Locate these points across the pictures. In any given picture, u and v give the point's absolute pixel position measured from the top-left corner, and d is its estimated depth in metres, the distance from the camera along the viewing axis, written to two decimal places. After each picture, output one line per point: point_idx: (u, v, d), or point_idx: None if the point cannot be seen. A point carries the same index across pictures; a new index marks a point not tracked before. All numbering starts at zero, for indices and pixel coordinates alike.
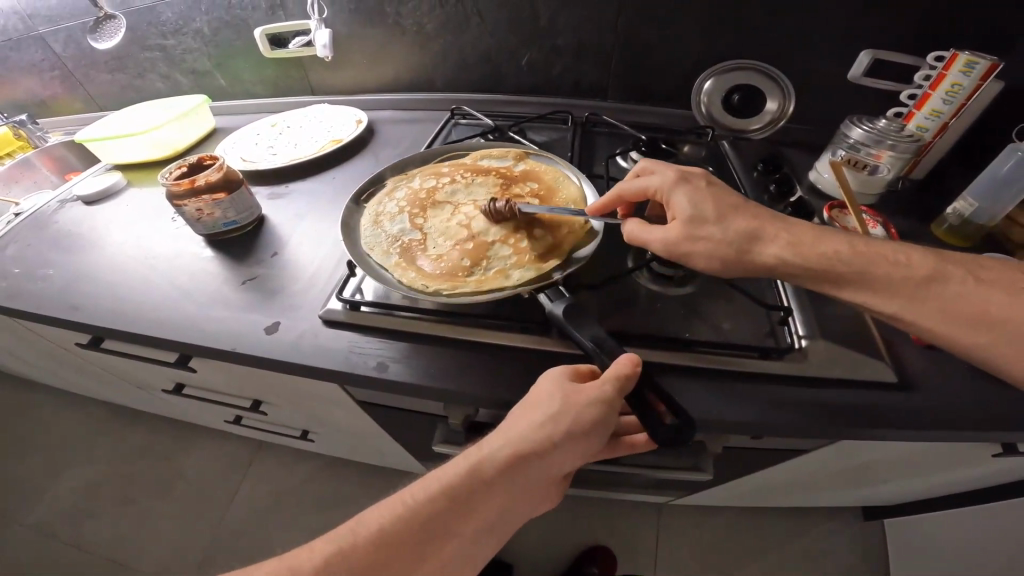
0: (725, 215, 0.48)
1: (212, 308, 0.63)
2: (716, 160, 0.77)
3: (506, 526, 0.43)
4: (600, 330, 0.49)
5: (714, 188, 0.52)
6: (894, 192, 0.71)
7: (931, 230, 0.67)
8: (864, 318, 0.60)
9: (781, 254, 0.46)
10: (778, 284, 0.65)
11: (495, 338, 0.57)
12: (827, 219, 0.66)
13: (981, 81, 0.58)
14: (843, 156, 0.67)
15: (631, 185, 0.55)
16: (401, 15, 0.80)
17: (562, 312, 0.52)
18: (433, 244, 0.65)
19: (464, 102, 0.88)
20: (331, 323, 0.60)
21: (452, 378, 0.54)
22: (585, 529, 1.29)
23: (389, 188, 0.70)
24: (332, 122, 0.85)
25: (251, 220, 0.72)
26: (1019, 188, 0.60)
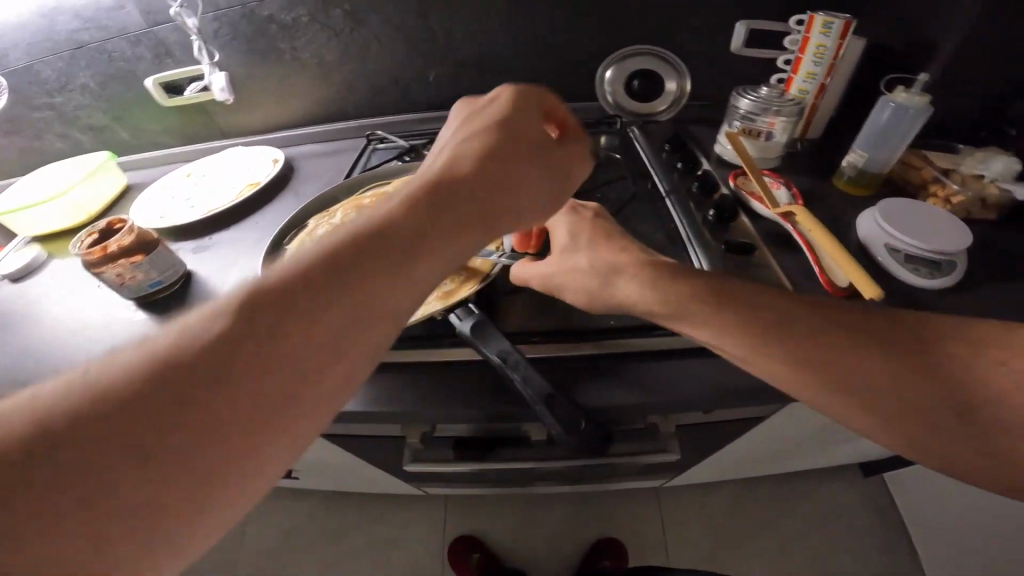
0: (597, 244, 0.48)
1: None
2: (625, 147, 0.80)
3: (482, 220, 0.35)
4: (505, 344, 0.52)
5: (597, 223, 0.52)
6: (793, 154, 0.78)
7: (833, 183, 0.73)
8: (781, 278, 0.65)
9: (640, 291, 0.46)
10: (687, 250, 0.66)
11: (426, 357, 0.59)
12: (733, 187, 0.74)
13: (842, 39, 0.63)
14: (739, 127, 0.74)
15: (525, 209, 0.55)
16: (294, 50, 0.81)
17: (469, 329, 0.53)
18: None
19: (377, 123, 0.88)
20: None
21: (396, 399, 0.57)
22: (586, 525, 1.29)
23: (308, 228, 0.66)
24: (249, 166, 0.85)
25: (177, 278, 0.71)
26: (899, 138, 0.65)
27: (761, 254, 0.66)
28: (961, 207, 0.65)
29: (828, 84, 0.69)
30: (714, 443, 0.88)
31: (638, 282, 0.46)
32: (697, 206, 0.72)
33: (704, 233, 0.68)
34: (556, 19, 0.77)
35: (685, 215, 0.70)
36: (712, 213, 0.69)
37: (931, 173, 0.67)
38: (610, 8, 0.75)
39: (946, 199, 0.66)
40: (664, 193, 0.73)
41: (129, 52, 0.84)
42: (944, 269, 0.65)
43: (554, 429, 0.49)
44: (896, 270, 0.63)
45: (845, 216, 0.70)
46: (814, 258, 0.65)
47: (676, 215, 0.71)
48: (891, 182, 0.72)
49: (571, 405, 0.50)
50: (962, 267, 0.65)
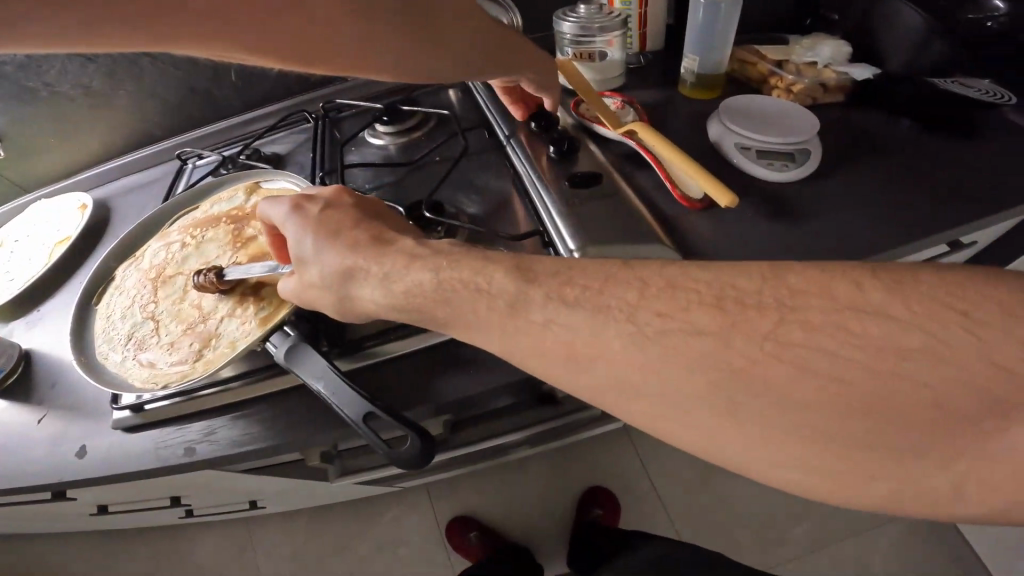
0: (325, 246, 0.42)
1: (27, 453, 0.59)
2: (464, 103, 0.76)
3: (410, 67, 0.49)
4: (323, 367, 0.47)
5: (327, 213, 0.45)
6: (640, 68, 0.74)
7: (680, 91, 0.70)
8: (644, 211, 0.58)
9: (375, 298, 0.40)
10: (532, 197, 0.61)
11: (272, 387, 0.55)
12: (577, 116, 0.69)
13: None
14: (572, 53, 0.69)
15: (263, 218, 0.49)
16: (57, 83, 0.73)
17: (284, 357, 0.49)
18: (166, 333, 0.56)
19: (193, 138, 0.80)
20: (134, 429, 0.57)
21: (264, 435, 0.53)
22: (569, 481, 1.27)
23: (118, 282, 0.59)
24: (56, 221, 0.77)
25: (16, 361, 0.66)
26: (721, 33, 0.63)
27: (611, 179, 0.61)
28: (804, 92, 0.64)
29: None
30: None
31: (371, 285, 0.39)
32: (539, 147, 0.66)
33: (548, 173, 0.62)
34: None
35: (526, 158, 0.65)
36: (552, 150, 0.63)
37: (766, 67, 0.66)
38: None
39: (787, 89, 0.65)
40: (505, 139, 0.68)
41: None
42: (798, 159, 0.60)
43: (378, 450, 0.44)
44: (751, 166, 0.60)
45: (696, 124, 0.67)
46: (662, 173, 0.60)
47: (519, 160, 0.65)
48: (734, 84, 0.70)
49: (394, 418, 0.44)
50: (817, 152, 0.60)
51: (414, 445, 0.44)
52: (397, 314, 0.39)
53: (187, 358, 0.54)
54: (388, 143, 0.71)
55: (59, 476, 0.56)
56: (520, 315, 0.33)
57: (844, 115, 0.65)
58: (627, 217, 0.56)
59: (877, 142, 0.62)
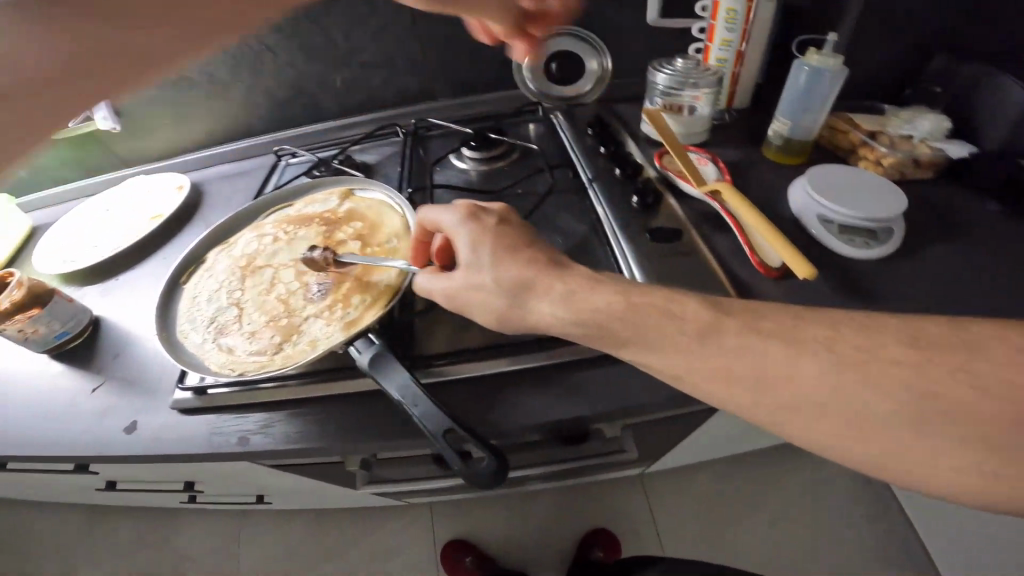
0: (499, 261, 0.43)
1: (82, 421, 0.59)
2: (548, 136, 0.79)
3: None
4: (408, 377, 0.47)
5: (503, 228, 0.45)
6: (723, 124, 0.76)
7: (764, 152, 0.72)
8: (715, 265, 0.58)
9: (553, 312, 0.40)
10: (610, 241, 0.62)
11: (329, 391, 0.53)
12: (660, 168, 0.70)
13: (750, 2, 0.64)
14: (662, 103, 0.71)
15: (428, 216, 0.49)
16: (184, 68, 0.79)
17: (368, 363, 0.49)
18: (249, 321, 0.57)
19: (291, 138, 0.85)
20: (186, 411, 0.56)
21: (316, 436, 0.51)
22: (574, 520, 1.21)
23: (208, 265, 0.61)
24: (149, 197, 0.82)
25: (85, 325, 0.68)
26: (821, 103, 0.65)
27: (689, 240, 0.61)
28: (893, 167, 0.65)
29: (745, 50, 0.70)
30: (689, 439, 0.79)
31: (553, 302, 0.40)
32: (620, 192, 0.67)
33: (629, 217, 0.64)
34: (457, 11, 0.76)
35: (607, 204, 0.66)
36: (635, 200, 0.65)
37: (858, 137, 0.67)
38: None
39: (876, 160, 0.66)
40: (588, 181, 0.69)
41: None
42: (881, 237, 0.60)
43: (456, 465, 0.43)
44: (829, 238, 0.60)
45: (777, 184, 0.68)
46: (742, 237, 0.60)
47: (600, 204, 0.66)
48: (821, 150, 0.72)
49: (473, 437, 0.44)
50: (900, 231, 0.60)
51: (489, 467, 0.44)
52: (580, 329, 0.39)
53: (266, 348, 0.54)
54: (471, 166, 0.73)
55: (101, 448, 0.56)
56: (710, 340, 0.34)
57: (925, 193, 0.66)
58: (702, 268, 0.58)
59: (958, 224, 0.63)
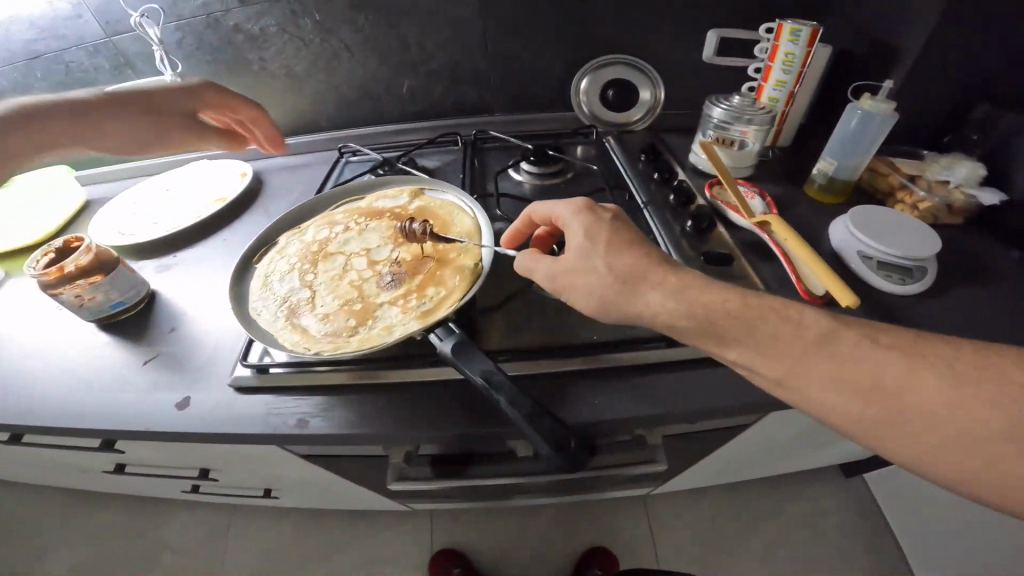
0: (613, 250, 0.45)
1: (129, 393, 0.55)
2: (603, 157, 0.82)
3: None
4: (489, 362, 0.45)
5: (617, 224, 0.48)
6: (769, 161, 0.83)
7: (805, 189, 0.77)
8: (766, 289, 0.61)
9: (663, 303, 0.43)
10: None
11: (398, 378, 0.51)
12: (710, 198, 0.74)
13: (808, 48, 0.69)
14: (715, 136, 0.76)
15: (540, 208, 0.53)
16: (260, 59, 0.82)
17: (452, 350, 0.48)
18: (322, 304, 0.58)
19: (352, 136, 0.89)
20: (243, 390, 0.53)
21: (372, 423, 0.49)
22: (573, 537, 1.17)
23: (280, 247, 0.64)
24: (212, 180, 0.85)
25: (140, 297, 0.66)
26: (867, 143, 0.70)
27: (739, 266, 0.63)
28: (927, 212, 0.70)
29: (796, 91, 0.75)
30: (706, 460, 0.76)
31: (665, 292, 0.43)
32: (675, 216, 0.71)
33: (682, 242, 0.67)
34: (530, 30, 0.81)
35: (662, 226, 0.68)
36: (690, 224, 0.68)
37: (898, 180, 0.73)
38: (578, 28, 0.81)
39: (914, 204, 0.71)
40: (641, 205, 0.72)
41: (86, 62, 0.82)
42: (915, 275, 0.64)
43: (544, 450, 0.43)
44: (867, 274, 0.64)
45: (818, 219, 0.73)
46: (790, 267, 0.62)
47: (654, 227, 0.69)
48: (862, 189, 0.78)
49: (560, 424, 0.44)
50: (933, 269, 0.64)
51: (575, 453, 0.44)
52: (689, 320, 0.42)
53: (340, 332, 0.55)
54: (526, 180, 0.74)
55: (140, 423, 0.52)
56: (819, 354, 0.38)
57: (953, 238, 0.71)
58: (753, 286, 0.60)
59: (991, 270, 0.66)
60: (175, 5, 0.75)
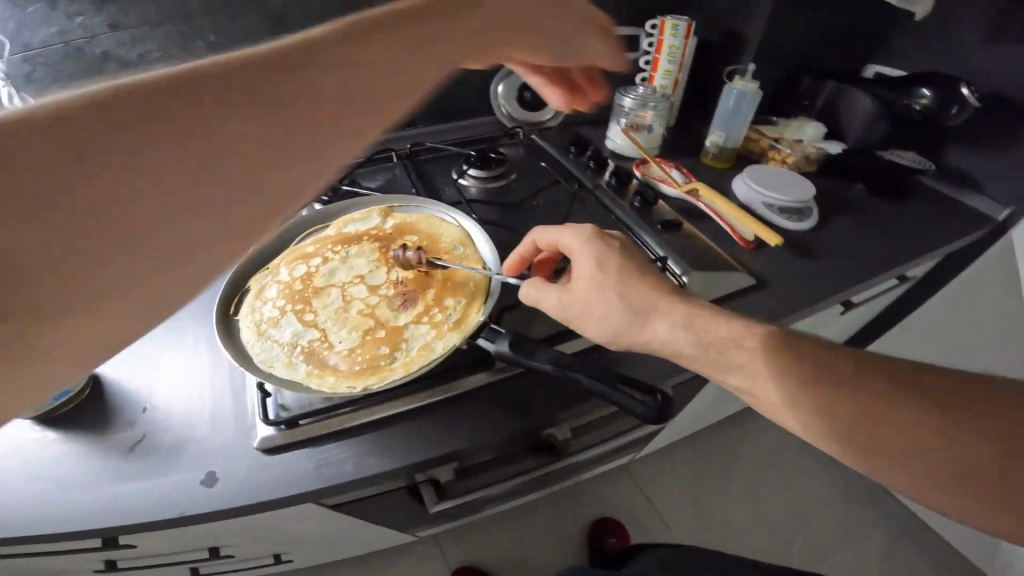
0: (623, 282, 0.49)
1: (129, 482, 0.47)
2: (539, 154, 0.82)
3: (218, 175, 0.23)
4: (555, 348, 0.45)
5: (627, 253, 0.51)
6: (668, 139, 0.96)
7: (702, 160, 0.90)
8: (706, 243, 0.71)
9: (667, 333, 0.47)
10: (635, 238, 0.69)
11: (447, 392, 0.51)
12: (643, 175, 0.81)
13: (685, 38, 0.84)
14: (627, 123, 0.86)
15: (547, 235, 0.54)
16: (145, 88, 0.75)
17: (510, 346, 0.45)
18: (339, 340, 0.53)
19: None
20: (274, 450, 0.48)
21: (423, 448, 0.48)
22: (572, 517, 1.23)
23: (257, 290, 0.57)
24: None
25: (86, 380, 0.54)
26: (743, 117, 0.84)
27: (688, 228, 0.73)
28: (795, 164, 0.87)
29: (680, 78, 0.90)
30: (683, 413, 0.88)
31: (670, 324, 0.47)
32: (622, 196, 0.75)
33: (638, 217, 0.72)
34: None
35: (620, 206, 0.72)
36: (638, 200, 0.74)
37: (767, 142, 0.88)
38: None
39: (782, 160, 0.88)
40: (590, 189, 0.75)
41: None
42: (806, 215, 0.79)
43: (635, 409, 0.44)
44: (772, 219, 0.78)
45: (722, 183, 0.86)
46: (725, 222, 0.74)
47: (617, 208, 0.72)
48: (741, 156, 0.92)
49: (635, 382, 0.47)
50: (816, 209, 0.80)
51: (653, 405, 0.45)
52: (693, 349, 0.46)
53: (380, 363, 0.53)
54: (473, 184, 0.74)
55: (172, 512, 0.45)
56: None
57: (820, 180, 0.88)
58: (691, 243, 0.70)
59: (853, 200, 0.84)
60: (21, 32, 0.65)
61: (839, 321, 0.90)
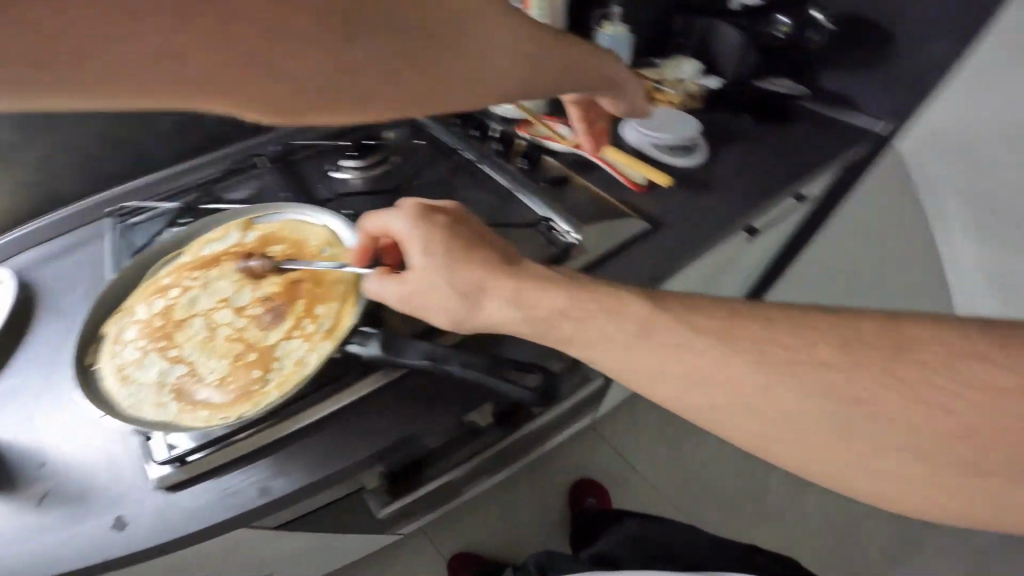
0: (451, 261, 0.47)
1: (42, 539, 0.46)
2: (419, 132, 0.77)
3: (296, 70, 0.34)
4: (426, 342, 0.44)
5: (455, 226, 0.50)
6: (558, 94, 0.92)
7: None
8: (600, 195, 0.71)
9: (502, 312, 0.47)
10: (520, 199, 0.68)
11: (347, 398, 0.53)
12: (529, 136, 0.77)
13: None
14: None
15: (375, 221, 0.51)
16: None
17: (380, 348, 0.44)
18: (209, 370, 0.51)
19: (107, 199, 0.74)
20: (177, 485, 0.48)
21: (332, 456, 0.51)
22: (547, 485, 1.27)
23: (113, 335, 0.53)
24: None
25: None
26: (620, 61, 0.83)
27: (576, 181, 0.72)
28: (681, 103, 0.86)
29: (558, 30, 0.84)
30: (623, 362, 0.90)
31: (501, 303, 0.46)
32: (509, 161, 0.73)
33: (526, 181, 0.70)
34: None
35: (504, 172, 0.70)
36: (523, 162, 0.72)
37: (651, 85, 0.86)
38: None
39: (668, 101, 0.86)
40: (475, 160, 0.72)
41: None
42: (695, 150, 0.80)
43: (516, 392, 0.44)
44: (662, 157, 0.78)
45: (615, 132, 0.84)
46: (616, 171, 0.73)
47: (499, 175, 0.70)
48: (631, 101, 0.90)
49: (517, 362, 0.47)
50: (704, 143, 0.81)
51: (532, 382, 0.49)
52: (526, 326, 0.47)
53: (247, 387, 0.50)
54: (355, 176, 0.69)
55: (85, 564, 0.45)
56: None
57: (711, 113, 0.87)
58: (586, 197, 0.70)
59: (742, 129, 0.85)
60: None
61: (752, 250, 0.94)
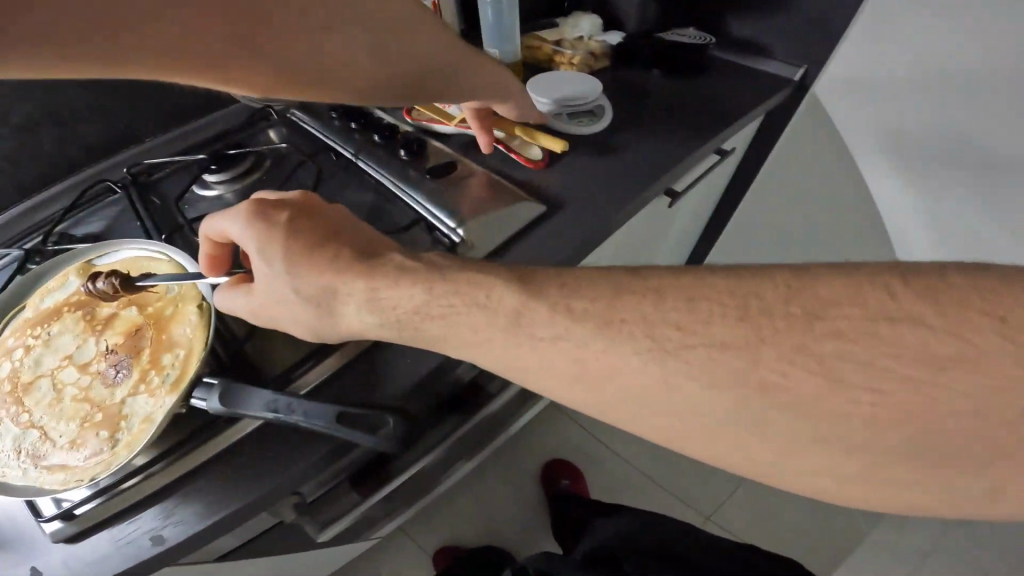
0: (292, 264, 0.47)
1: None
2: (294, 134, 0.73)
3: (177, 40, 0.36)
4: (268, 394, 0.45)
5: (294, 222, 0.49)
6: None
7: None
8: (492, 179, 0.66)
9: (362, 316, 0.46)
10: (400, 197, 0.64)
11: (214, 450, 0.49)
12: (413, 121, 0.72)
13: None
14: None
15: (214, 227, 0.51)
16: None
17: (220, 404, 0.45)
18: (60, 434, 0.50)
19: None
20: (71, 539, 0.46)
21: (225, 495, 0.48)
22: (520, 467, 1.29)
23: None
24: None
25: None
26: (509, 25, 0.77)
27: (467, 167, 0.67)
28: (582, 62, 0.81)
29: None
30: None
31: (355, 307, 0.46)
32: (389, 152, 0.68)
33: (408, 172, 0.66)
34: None
35: (382, 167, 0.66)
36: (402, 153, 0.67)
37: (549, 48, 0.82)
38: None
39: (570, 62, 0.81)
40: (352, 157, 0.68)
41: None
42: (598, 114, 0.75)
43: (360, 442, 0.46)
44: (562, 127, 0.73)
45: None
46: (507, 149, 0.70)
47: (376, 171, 0.66)
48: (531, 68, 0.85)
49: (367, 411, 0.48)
50: (609, 105, 0.76)
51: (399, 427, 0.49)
52: (387, 328, 0.46)
53: (100, 447, 0.48)
54: (223, 190, 0.66)
55: None
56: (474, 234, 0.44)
57: (613, 74, 0.83)
58: (476, 180, 0.65)
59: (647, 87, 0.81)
60: None
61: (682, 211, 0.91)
